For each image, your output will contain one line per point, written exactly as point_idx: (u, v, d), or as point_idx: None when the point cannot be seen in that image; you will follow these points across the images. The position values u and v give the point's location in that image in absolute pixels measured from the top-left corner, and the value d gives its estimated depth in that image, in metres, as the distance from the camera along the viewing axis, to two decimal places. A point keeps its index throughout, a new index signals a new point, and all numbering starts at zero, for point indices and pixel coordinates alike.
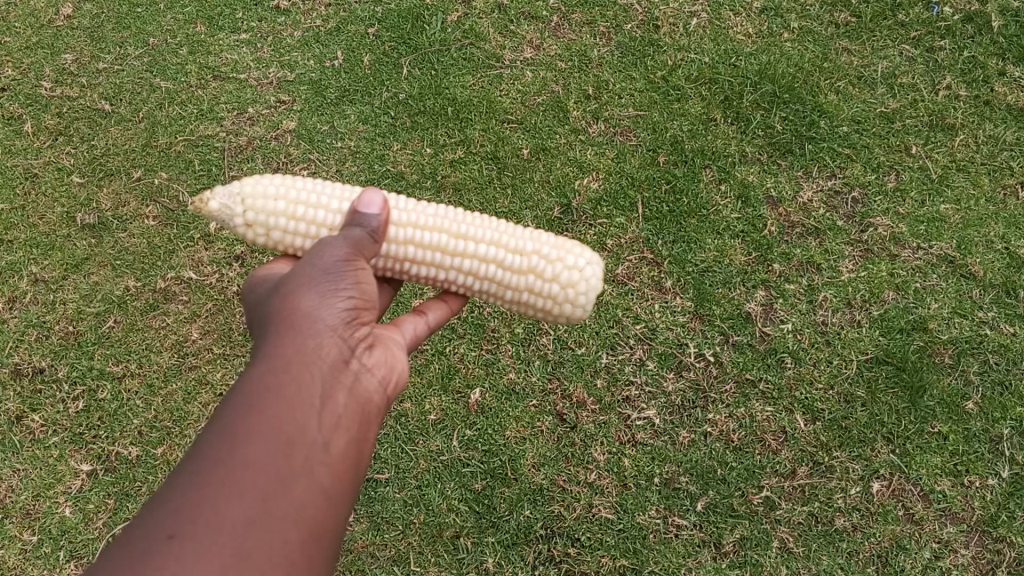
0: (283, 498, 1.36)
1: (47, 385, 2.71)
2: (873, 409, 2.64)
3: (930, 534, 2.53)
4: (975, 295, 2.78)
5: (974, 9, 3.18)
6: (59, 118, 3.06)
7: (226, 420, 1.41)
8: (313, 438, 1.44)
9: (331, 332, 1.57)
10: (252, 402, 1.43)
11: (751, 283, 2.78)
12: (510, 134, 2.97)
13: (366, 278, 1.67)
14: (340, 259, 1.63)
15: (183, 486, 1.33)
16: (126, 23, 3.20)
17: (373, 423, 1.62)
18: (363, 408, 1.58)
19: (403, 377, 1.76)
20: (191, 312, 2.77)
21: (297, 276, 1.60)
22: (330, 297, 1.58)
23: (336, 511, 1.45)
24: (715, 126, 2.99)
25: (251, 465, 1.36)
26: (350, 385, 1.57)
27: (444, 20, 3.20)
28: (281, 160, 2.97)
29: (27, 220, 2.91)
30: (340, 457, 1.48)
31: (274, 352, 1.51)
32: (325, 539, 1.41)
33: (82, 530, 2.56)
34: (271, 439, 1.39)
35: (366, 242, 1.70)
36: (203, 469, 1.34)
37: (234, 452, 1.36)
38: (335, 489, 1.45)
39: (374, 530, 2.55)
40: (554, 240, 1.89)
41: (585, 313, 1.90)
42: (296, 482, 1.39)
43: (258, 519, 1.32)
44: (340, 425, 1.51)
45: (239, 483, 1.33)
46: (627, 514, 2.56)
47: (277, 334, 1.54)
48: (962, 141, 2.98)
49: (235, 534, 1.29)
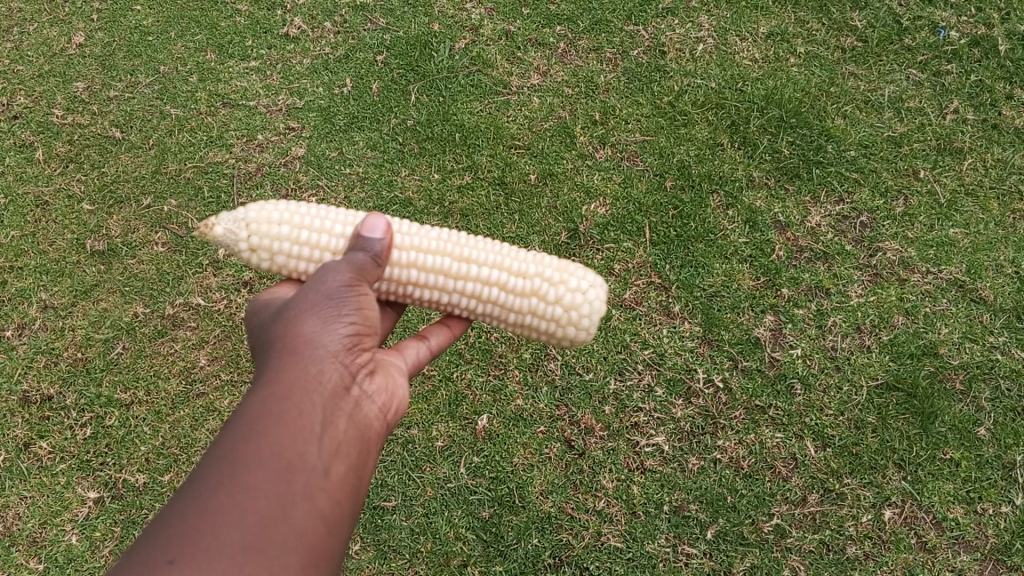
0: (284, 524, 1.36)
1: (54, 412, 2.72)
2: (884, 435, 2.62)
3: (943, 562, 2.49)
4: (985, 319, 2.75)
5: (981, 33, 3.19)
6: (70, 145, 3.10)
7: (227, 446, 1.41)
8: (313, 464, 1.44)
9: (332, 357, 1.56)
10: (252, 427, 1.43)
11: (760, 308, 2.77)
12: (518, 159, 2.98)
13: (368, 303, 1.66)
14: (344, 284, 1.62)
15: (183, 511, 1.33)
16: (137, 52, 3.25)
17: (373, 449, 1.62)
18: (363, 435, 1.57)
19: (404, 402, 1.75)
20: (200, 338, 2.77)
21: (300, 301, 1.60)
22: (332, 322, 1.58)
23: (335, 538, 1.45)
24: (723, 151, 3.00)
25: (253, 489, 1.36)
26: (351, 410, 1.56)
27: (452, 47, 3.23)
28: (290, 187, 2.98)
29: (37, 247, 2.93)
30: (340, 483, 1.48)
31: (274, 378, 1.51)
32: (325, 566, 1.42)
33: (88, 559, 2.54)
34: (271, 467, 1.40)
35: (371, 267, 1.70)
36: (203, 495, 1.35)
37: (234, 478, 1.37)
38: (335, 516, 1.45)
39: (380, 559, 2.53)
40: (556, 262, 1.89)
41: (588, 336, 1.90)
42: (296, 508, 1.39)
43: (257, 546, 1.32)
44: (341, 451, 1.50)
45: (239, 509, 1.34)
46: (637, 543, 2.53)
47: (278, 359, 1.54)
48: (970, 164, 2.97)
49: (234, 561, 1.29)
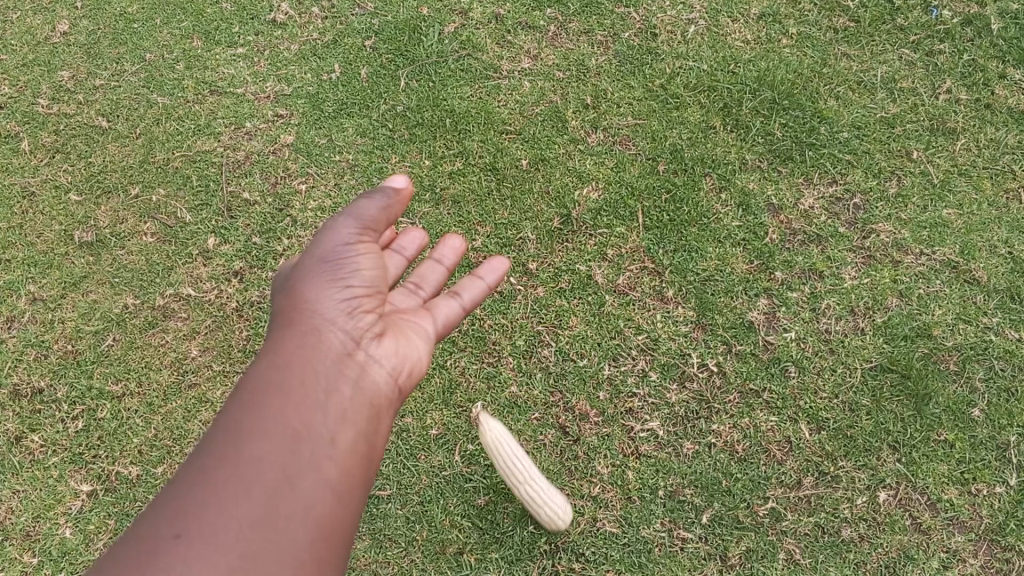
0: (293, 492, 1.51)
1: (46, 405, 2.70)
2: (877, 418, 2.62)
3: (937, 543, 2.50)
4: (979, 300, 2.75)
5: (973, 12, 3.17)
6: (56, 135, 3.06)
7: (237, 418, 1.60)
8: (319, 431, 1.61)
9: (335, 327, 1.77)
10: (261, 396, 1.63)
11: (753, 291, 2.76)
12: (509, 145, 2.96)
13: (368, 272, 1.89)
14: (343, 244, 1.86)
15: (192, 484, 1.49)
16: (123, 39, 3.20)
17: (383, 417, 1.76)
18: (370, 402, 1.73)
19: (419, 367, 1.87)
20: (191, 329, 2.75)
21: (303, 279, 1.83)
22: (333, 295, 1.80)
23: (347, 505, 1.58)
24: (715, 134, 2.98)
25: (262, 457, 1.53)
26: (357, 378, 1.73)
27: (441, 31, 3.19)
28: (279, 175, 2.95)
29: (25, 238, 2.90)
30: (346, 451, 1.63)
31: (282, 353, 1.72)
32: (338, 532, 1.54)
33: (82, 552, 2.54)
34: (279, 436, 1.57)
35: (379, 216, 1.92)
36: (213, 466, 1.51)
37: (244, 448, 1.54)
38: (343, 485, 1.58)
39: (376, 548, 2.53)
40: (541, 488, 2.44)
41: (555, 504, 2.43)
42: (303, 475, 1.54)
43: (267, 514, 1.46)
44: (347, 419, 1.66)
45: (248, 478, 1.49)
46: (632, 528, 2.53)
47: (287, 336, 1.76)
48: (963, 145, 2.96)
49: (244, 533, 1.42)
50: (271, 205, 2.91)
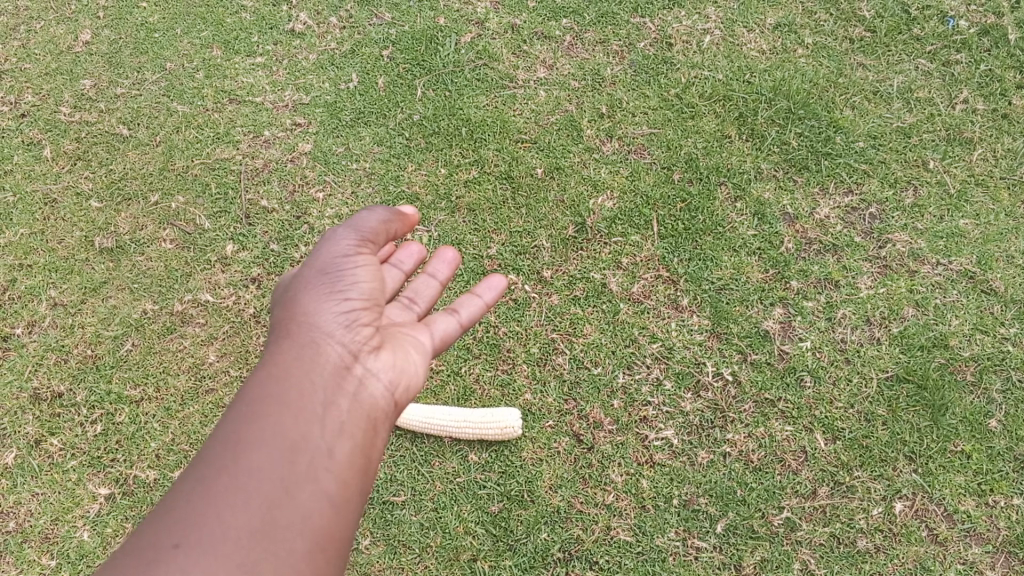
0: (290, 505, 1.55)
1: (65, 409, 2.73)
2: (894, 428, 2.60)
3: (954, 554, 2.48)
4: (997, 311, 2.73)
5: (990, 22, 3.16)
6: (78, 143, 3.10)
7: (234, 430, 1.63)
8: (317, 445, 1.64)
9: (332, 340, 1.77)
10: (258, 410, 1.65)
11: (769, 301, 2.76)
12: (524, 153, 2.98)
13: (368, 283, 1.88)
14: (341, 255, 1.87)
15: (189, 495, 1.53)
16: (144, 48, 3.26)
17: (381, 429, 1.77)
18: (368, 414, 1.74)
19: (417, 380, 1.87)
20: (209, 334, 2.78)
21: (302, 290, 1.84)
22: (331, 307, 1.80)
23: (345, 517, 1.62)
24: (730, 143, 2.99)
25: (259, 471, 1.56)
26: (355, 391, 1.74)
27: (458, 41, 3.22)
28: (297, 183, 2.98)
29: (46, 244, 2.94)
30: (344, 463, 1.65)
31: (280, 365, 1.75)
32: (335, 544, 1.58)
33: (99, 555, 2.56)
34: (276, 450, 1.60)
35: (376, 229, 1.95)
36: (211, 477, 1.55)
37: (240, 461, 1.57)
38: (341, 496, 1.62)
39: (390, 553, 2.54)
40: (488, 428, 2.57)
41: (512, 431, 2.58)
42: (300, 487, 1.57)
43: (264, 526, 1.50)
44: (345, 432, 1.68)
45: (245, 491, 1.53)
46: (646, 536, 2.53)
47: (284, 348, 1.78)
48: (980, 155, 2.95)
49: (239, 543, 1.46)
50: (289, 213, 2.94)
